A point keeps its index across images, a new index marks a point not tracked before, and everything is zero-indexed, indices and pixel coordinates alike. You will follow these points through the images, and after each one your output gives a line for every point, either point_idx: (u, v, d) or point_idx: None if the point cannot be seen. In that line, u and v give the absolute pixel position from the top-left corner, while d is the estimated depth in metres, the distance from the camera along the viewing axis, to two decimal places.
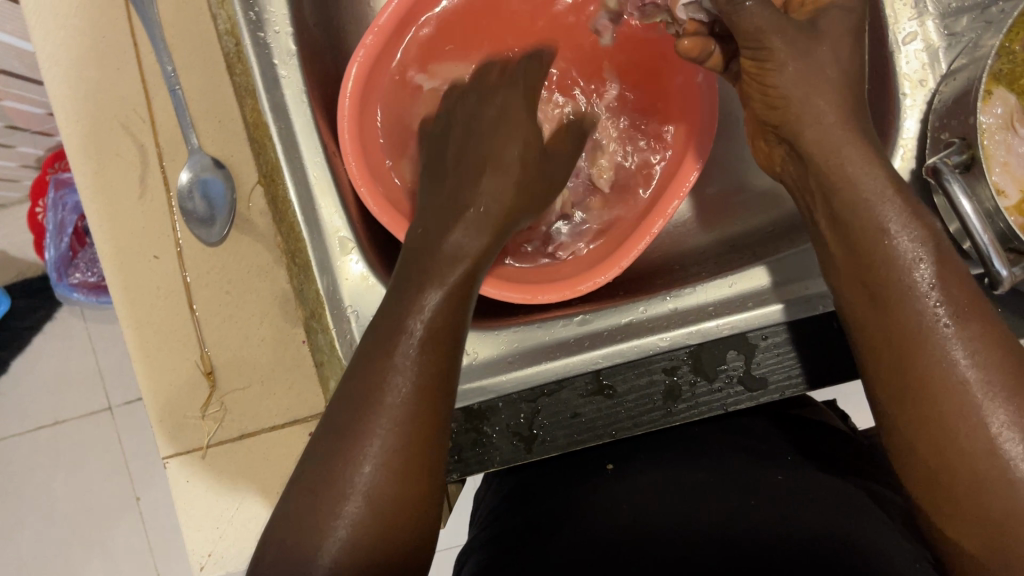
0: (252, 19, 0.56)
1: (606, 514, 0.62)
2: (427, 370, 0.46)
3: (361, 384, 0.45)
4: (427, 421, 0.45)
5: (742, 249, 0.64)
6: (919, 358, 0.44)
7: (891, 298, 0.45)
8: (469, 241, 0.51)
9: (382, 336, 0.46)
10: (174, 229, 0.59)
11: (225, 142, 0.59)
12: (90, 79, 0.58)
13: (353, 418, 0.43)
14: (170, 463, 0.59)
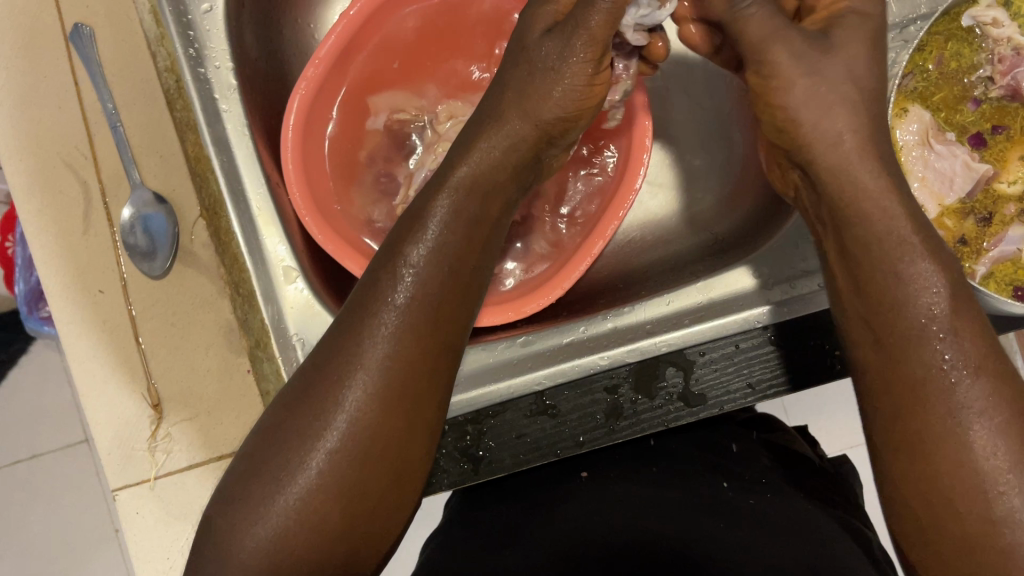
0: (192, 55, 0.58)
1: (574, 528, 0.63)
2: (403, 376, 0.45)
3: (322, 384, 0.44)
4: (392, 433, 0.44)
5: (718, 259, 0.64)
6: (904, 367, 0.42)
7: (902, 320, 0.42)
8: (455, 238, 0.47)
9: (356, 324, 0.45)
10: (119, 264, 0.60)
11: (168, 175, 0.60)
12: (33, 118, 0.60)
13: (306, 418, 0.44)
14: (119, 495, 0.58)
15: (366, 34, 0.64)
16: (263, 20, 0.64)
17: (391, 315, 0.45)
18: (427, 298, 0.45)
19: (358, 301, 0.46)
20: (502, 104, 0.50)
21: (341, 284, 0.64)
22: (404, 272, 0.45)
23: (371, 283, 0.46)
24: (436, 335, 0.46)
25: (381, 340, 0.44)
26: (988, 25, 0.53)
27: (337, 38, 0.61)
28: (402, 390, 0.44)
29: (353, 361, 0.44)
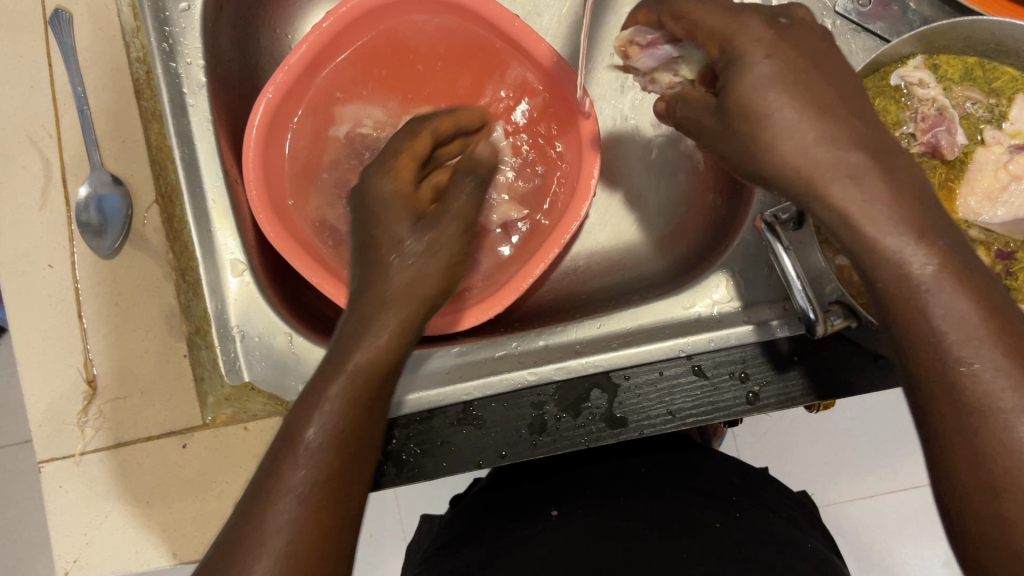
0: (166, 49, 0.61)
1: (554, 548, 0.63)
2: (334, 477, 0.41)
3: (229, 557, 0.39)
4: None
5: (686, 272, 0.65)
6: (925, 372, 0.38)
7: (881, 275, 0.38)
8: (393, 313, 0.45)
9: (267, 478, 0.41)
10: (70, 241, 0.61)
11: (126, 161, 0.61)
12: (4, 94, 0.61)
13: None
14: (46, 467, 0.60)
15: (336, 48, 0.67)
16: (240, 24, 0.67)
17: (293, 488, 0.40)
18: (325, 470, 0.41)
19: (262, 478, 0.42)
20: (371, 260, 0.48)
21: (290, 285, 0.66)
22: (305, 443, 0.41)
23: (276, 460, 0.42)
24: (336, 498, 0.41)
25: (296, 491, 0.40)
26: (914, 85, 0.57)
27: (307, 49, 0.65)
28: (310, 553, 0.39)
29: (261, 526, 0.40)
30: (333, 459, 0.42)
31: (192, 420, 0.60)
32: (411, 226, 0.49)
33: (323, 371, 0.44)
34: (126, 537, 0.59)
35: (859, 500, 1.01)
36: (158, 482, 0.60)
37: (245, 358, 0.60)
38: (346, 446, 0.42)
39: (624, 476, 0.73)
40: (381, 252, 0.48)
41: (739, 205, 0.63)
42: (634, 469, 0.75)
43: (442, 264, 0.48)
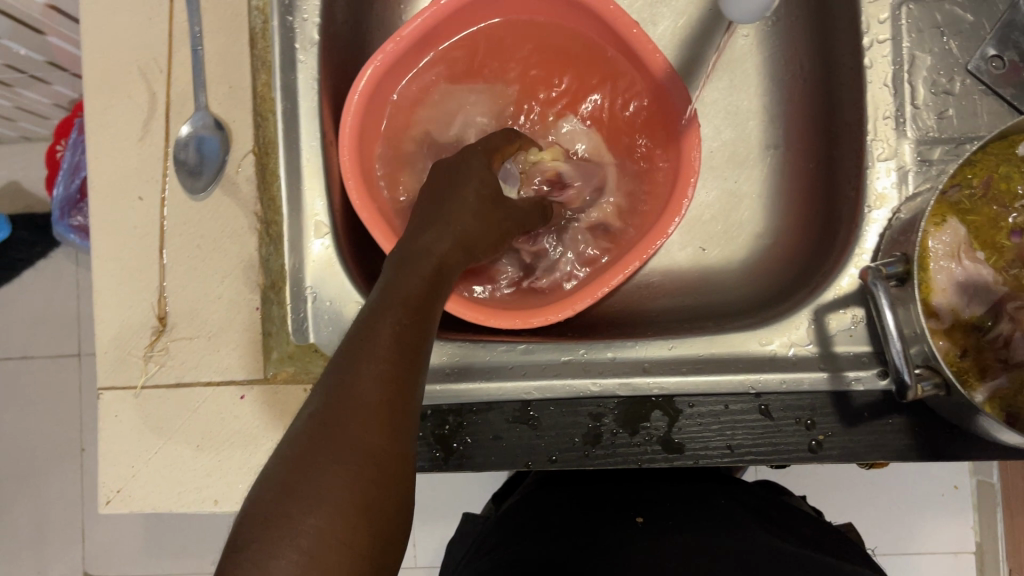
0: (284, 3, 0.61)
1: (633, 553, 0.64)
2: (398, 373, 0.38)
3: (315, 426, 0.35)
4: (388, 426, 0.36)
5: (765, 306, 0.64)
6: None
7: None
8: (432, 276, 0.44)
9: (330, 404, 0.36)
10: (163, 177, 0.61)
11: (231, 107, 0.61)
12: (121, 22, 0.62)
13: (300, 475, 0.33)
14: (105, 394, 0.61)
15: (449, 26, 0.67)
16: None
17: (384, 347, 0.38)
18: (401, 344, 0.39)
19: (348, 338, 0.39)
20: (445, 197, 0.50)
21: (367, 257, 0.66)
22: (385, 325, 0.39)
23: (343, 366, 0.37)
24: (410, 380, 0.38)
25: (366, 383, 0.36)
26: None
27: (421, 23, 0.64)
28: (388, 427, 0.36)
29: (337, 400, 0.36)
30: (405, 338, 0.39)
31: (254, 372, 0.60)
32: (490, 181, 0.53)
33: (378, 298, 0.41)
34: (172, 476, 0.60)
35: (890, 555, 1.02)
36: (213, 428, 0.60)
37: (314, 318, 0.60)
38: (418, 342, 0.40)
39: (696, 494, 0.73)
40: (452, 184, 0.52)
41: (832, 252, 0.62)
42: (705, 491, 0.74)
43: (483, 236, 0.50)
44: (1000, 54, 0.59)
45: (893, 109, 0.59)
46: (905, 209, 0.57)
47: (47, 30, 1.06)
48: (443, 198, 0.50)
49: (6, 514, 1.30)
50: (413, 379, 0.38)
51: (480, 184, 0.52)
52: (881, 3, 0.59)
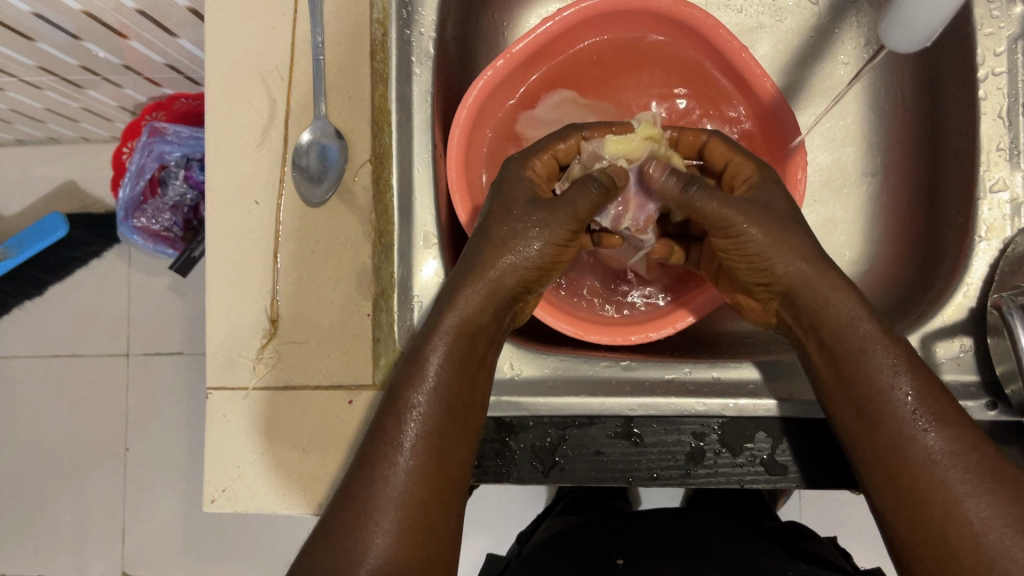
0: (404, 16, 0.63)
1: None
2: (433, 443, 0.51)
3: (362, 487, 0.51)
4: (431, 483, 0.51)
5: None
6: (866, 394, 0.51)
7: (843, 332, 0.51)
8: (467, 317, 0.53)
9: (378, 451, 0.51)
10: (281, 183, 0.62)
11: (350, 117, 0.63)
12: (246, 31, 0.64)
13: (344, 539, 0.49)
14: (214, 393, 0.62)
15: (556, 44, 0.69)
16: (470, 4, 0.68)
17: (404, 458, 0.51)
18: (432, 433, 0.51)
19: (384, 416, 0.52)
20: (484, 254, 0.54)
21: None
22: (410, 416, 0.51)
23: (379, 426, 0.52)
24: (451, 459, 0.52)
25: (406, 450, 0.51)
26: None
27: (532, 41, 0.66)
28: (427, 496, 0.51)
29: (386, 462, 0.51)
30: (438, 418, 0.52)
31: (362, 378, 0.60)
32: (528, 205, 0.56)
33: (400, 390, 0.52)
34: (276, 477, 0.60)
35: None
36: (319, 432, 0.60)
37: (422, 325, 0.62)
38: (449, 427, 0.52)
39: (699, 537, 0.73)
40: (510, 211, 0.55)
41: (934, 284, 0.62)
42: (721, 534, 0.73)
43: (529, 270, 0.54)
44: None
45: (1006, 141, 0.60)
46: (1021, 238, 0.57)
47: (124, 31, 1.05)
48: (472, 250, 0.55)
49: (49, 508, 1.32)
50: (452, 443, 0.52)
51: (524, 221, 0.55)
52: (997, 36, 0.60)
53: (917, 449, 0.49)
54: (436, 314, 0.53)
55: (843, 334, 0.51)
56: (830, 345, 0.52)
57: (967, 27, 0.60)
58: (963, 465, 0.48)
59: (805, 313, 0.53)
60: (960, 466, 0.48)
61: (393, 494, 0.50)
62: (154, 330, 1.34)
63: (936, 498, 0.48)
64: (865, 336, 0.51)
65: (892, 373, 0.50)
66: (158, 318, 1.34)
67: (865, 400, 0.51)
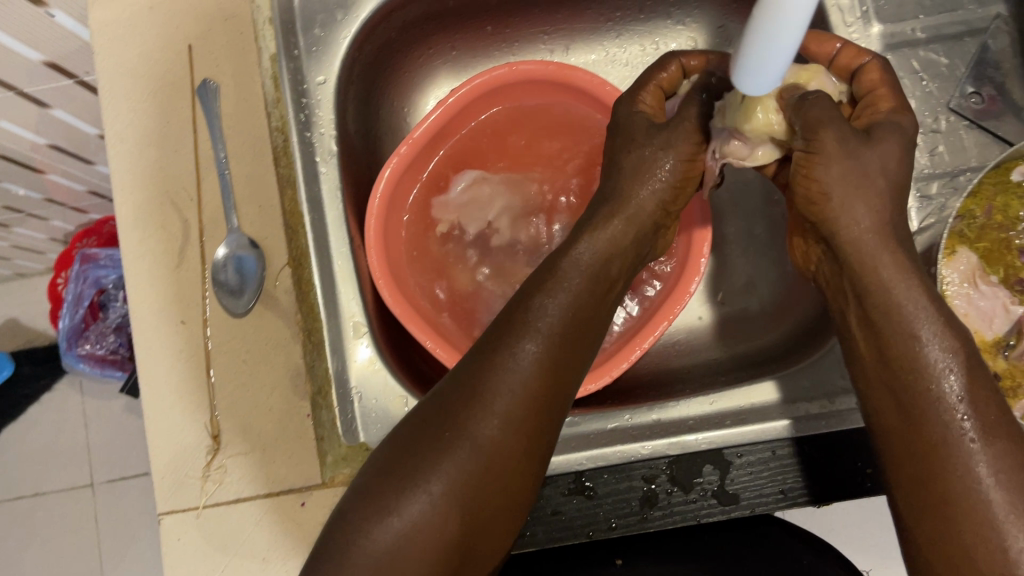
0: (302, 120, 0.64)
1: None
2: (539, 382, 0.50)
3: (457, 401, 0.50)
4: (526, 425, 0.49)
5: (779, 357, 0.68)
6: (906, 390, 0.47)
7: (893, 323, 0.47)
8: (564, 292, 0.52)
9: (478, 387, 0.49)
10: (204, 299, 0.64)
11: (262, 225, 0.64)
12: (150, 157, 0.65)
13: (419, 458, 0.48)
14: (165, 519, 0.61)
15: (456, 121, 0.71)
16: (366, 97, 0.71)
17: (502, 399, 0.49)
18: (529, 394, 0.49)
19: (489, 347, 0.51)
20: (621, 189, 0.56)
21: (403, 349, 0.68)
22: (513, 364, 0.50)
23: (479, 368, 0.50)
24: (537, 413, 0.50)
25: (507, 388, 0.49)
26: None
27: (431, 123, 0.68)
28: (520, 425, 0.49)
29: (486, 397, 0.49)
30: (539, 375, 0.50)
31: (311, 478, 0.61)
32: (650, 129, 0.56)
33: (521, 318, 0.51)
34: None
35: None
36: (277, 541, 0.60)
37: (362, 417, 0.62)
38: (548, 377, 0.50)
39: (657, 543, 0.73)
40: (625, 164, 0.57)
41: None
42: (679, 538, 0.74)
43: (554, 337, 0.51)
44: (978, 90, 0.63)
45: None
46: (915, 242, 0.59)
47: (44, 168, 1.06)
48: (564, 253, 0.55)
49: None
50: (542, 404, 0.50)
51: (654, 151, 0.56)
52: None
53: (937, 431, 0.45)
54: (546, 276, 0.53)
55: (888, 316, 0.47)
56: (872, 320, 0.48)
57: None
58: (994, 460, 0.44)
59: (850, 278, 0.49)
60: (988, 462, 0.44)
61: (484, 434, 0.48)
62: (115, 455, 1.33)
63: (954, 485, 0.45)
64: (912, 318, 0.47)
65: (943, 369, 0.46)
66: (118, 442, 1.33)
67: (899, 382, 0.47)
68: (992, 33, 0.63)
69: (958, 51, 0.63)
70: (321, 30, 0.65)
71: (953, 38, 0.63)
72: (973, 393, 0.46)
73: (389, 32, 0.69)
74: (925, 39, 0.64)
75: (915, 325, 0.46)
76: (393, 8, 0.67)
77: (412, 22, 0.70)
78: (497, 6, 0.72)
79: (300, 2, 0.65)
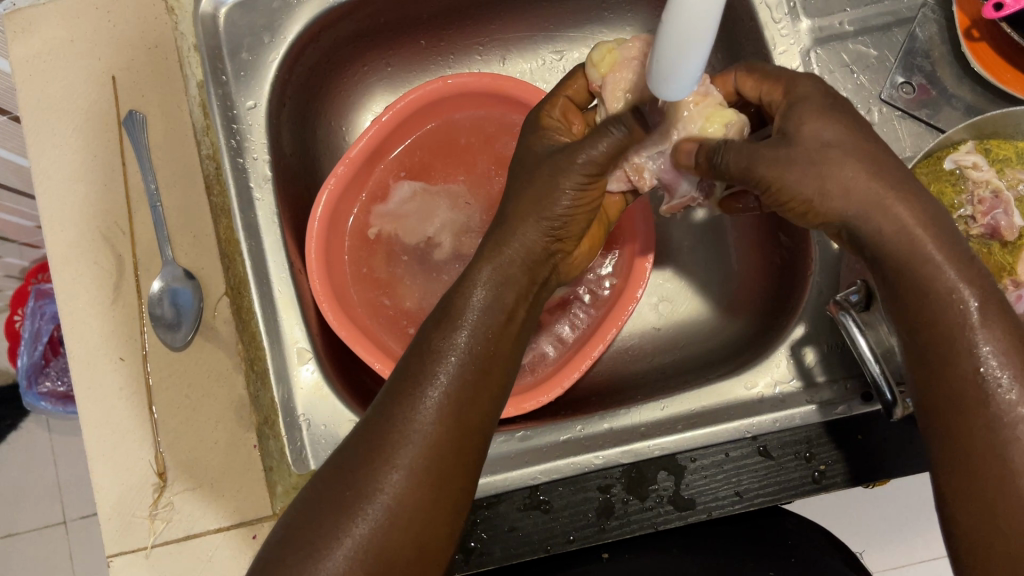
0: (233, 146, 0.63)
1: None
2: (454, 414, 0.46)
3: (380, 439, 0.45)
4: (444, 455, 0.45)
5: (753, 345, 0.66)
6: (931, 349, 0.45)
7: (922, 278, 0.45)
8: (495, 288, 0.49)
9: (383, 427, 0.45)
10: (142, 335, 0.62)
11: (197, 255, 0.64)
12: (80, 192, 0.64)
13: (317, 524, 0.43)
14: (115, 561, 0.59)
15: (394, 138, 0.71)
16: (299, 119, 0.70)
17: (418, 429, 0.45)
18: (446, 422, 0.45)
19: (406, 379, 0.47)
20: (523, 194, 0.51)
21: (351, 374, 0.67)
22: (429, 390, 0.46)
23: (392, 405, 0.46)
24: (457, 447, 0.46)
25: (421, 423, 0.45)
26: (968, 168, 0.57)
27: (367, 141, 0.67)
28: (411, 518, 0.44)
29: (398, 432, 0.45)
30: (456, 401, 0.46)
31: (261, 510, 0.60)
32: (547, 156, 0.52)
33: (417, 384, 0.46)
34: None
35: (892, 572, 0.97)
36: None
37: (311, 445, 0.60)
38: (440, 462, 0.45)
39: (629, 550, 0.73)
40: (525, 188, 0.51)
41: (800, 274, 0.64)
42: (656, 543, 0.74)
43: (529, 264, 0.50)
44: (909, 80, 0.62)
45: None
46: None
47: None
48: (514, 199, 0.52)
49: None
50: (461, 444, 0.46)
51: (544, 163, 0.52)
52: (790, 52, 0.63)
53: (959, 381, 0.44)
54: (456, 295, 0.49)
55: (907, 271, 0.45)
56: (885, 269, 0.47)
57: (763, 50, 0.63)
58: None
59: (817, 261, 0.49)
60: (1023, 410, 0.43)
61: (403, 458, 0.44)
62: (87, 491, 1.31)
63: (982, 441, 0.43)
64: (934, 267, 0.45)
65: (967, 319, 0.44)
66: (88, 478, 1.31)
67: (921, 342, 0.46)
68: (919, 22, 0.63)
69: (887, 42, 0.63)
70: (248, 55, 0.64)
71: (881, 28, 0.63)
72: (1005, 344, 0.44)
73: (319, 51, 0.68)
74: (853, 32, 0.63)
75: (947, 273, 0.45)
76: (321, 28, 0.66)
77: (342, 41, 0.69)
78: (428, 20, 0.71)
79: (224, 27, 0.64)
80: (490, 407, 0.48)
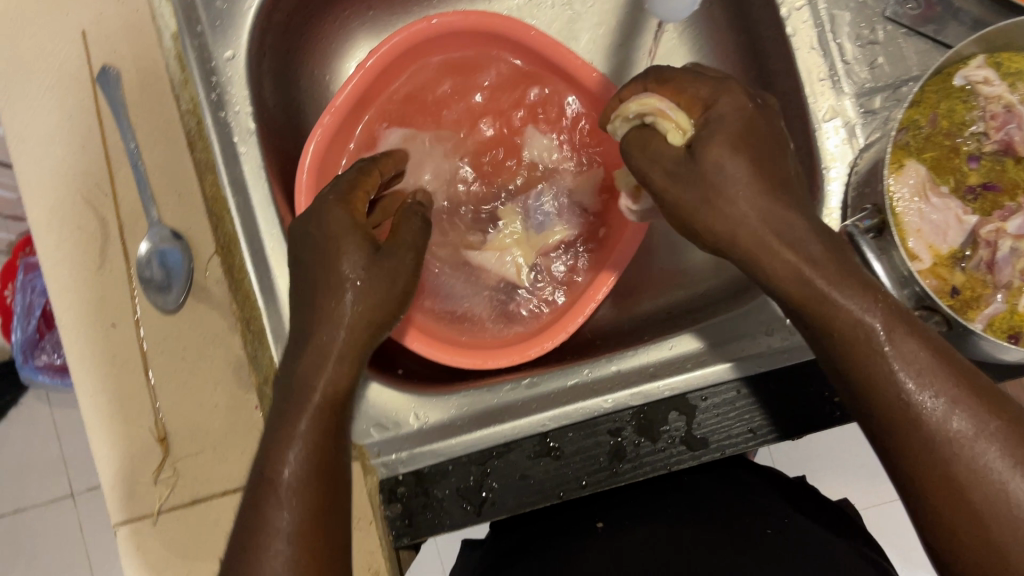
0: (214, 100, 0.61)
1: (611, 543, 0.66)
2: (307, 521, 0.44)
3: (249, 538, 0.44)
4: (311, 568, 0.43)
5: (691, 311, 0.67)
6: (870, 392, 0.43)
7: (829, 313, 0.43)
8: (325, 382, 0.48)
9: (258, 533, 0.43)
10: (133, 298, 0.60)
11: (184, 214, 0.61)
12: (57, 155, 0.61)
13: None
14: (120, 531, 0.58)
15: (380, 83, 0.68)
16: (281, 69, 0.67)
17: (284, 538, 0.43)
18: (303, 529, 0.44)
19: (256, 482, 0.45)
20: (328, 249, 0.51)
21: None
22: (272, 494, 0.44)
23: (253, 504, 0.45)
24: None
25: (281, 533, 0.43)
26: (979, 84, 0.55)
27: (352, 89, 0.65)
28: None
29: (268, 532, 0.43)
30: (308, 502, 0.45)
31: None
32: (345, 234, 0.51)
33: (263, 474, 0.45)
34: None
35: None
36: None
37: None
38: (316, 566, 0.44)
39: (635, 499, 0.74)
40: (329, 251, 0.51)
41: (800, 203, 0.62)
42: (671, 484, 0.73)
43: (387, 294, 0.52)
44: None
45: (825, 70, 0.60)
46: (861, 160, 0.57)
47: None
48: (314, 244, 0.51)
49: None
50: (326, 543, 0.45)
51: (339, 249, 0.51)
52: None
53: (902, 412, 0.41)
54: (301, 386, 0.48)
55: (822, 314, 0.44)
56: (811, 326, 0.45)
57: None
58: (966, 427, 0.40)
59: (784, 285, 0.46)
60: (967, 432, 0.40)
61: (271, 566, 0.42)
62: (92, 462, 1.30)
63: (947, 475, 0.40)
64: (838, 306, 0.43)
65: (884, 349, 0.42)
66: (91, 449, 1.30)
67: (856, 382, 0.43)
68: None
69: None
70: (223, 4, 0.61)
71: None
72: (932, 370, 0.41)
73: None
74: None
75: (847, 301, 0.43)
76: None
77: None
78: None
79: None
80: (335, 518, 0.46)
